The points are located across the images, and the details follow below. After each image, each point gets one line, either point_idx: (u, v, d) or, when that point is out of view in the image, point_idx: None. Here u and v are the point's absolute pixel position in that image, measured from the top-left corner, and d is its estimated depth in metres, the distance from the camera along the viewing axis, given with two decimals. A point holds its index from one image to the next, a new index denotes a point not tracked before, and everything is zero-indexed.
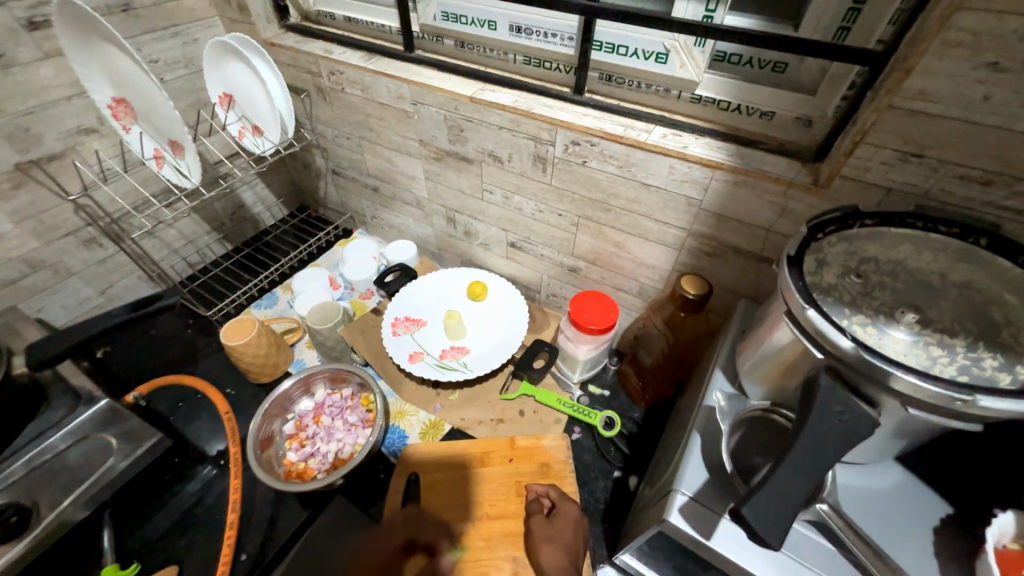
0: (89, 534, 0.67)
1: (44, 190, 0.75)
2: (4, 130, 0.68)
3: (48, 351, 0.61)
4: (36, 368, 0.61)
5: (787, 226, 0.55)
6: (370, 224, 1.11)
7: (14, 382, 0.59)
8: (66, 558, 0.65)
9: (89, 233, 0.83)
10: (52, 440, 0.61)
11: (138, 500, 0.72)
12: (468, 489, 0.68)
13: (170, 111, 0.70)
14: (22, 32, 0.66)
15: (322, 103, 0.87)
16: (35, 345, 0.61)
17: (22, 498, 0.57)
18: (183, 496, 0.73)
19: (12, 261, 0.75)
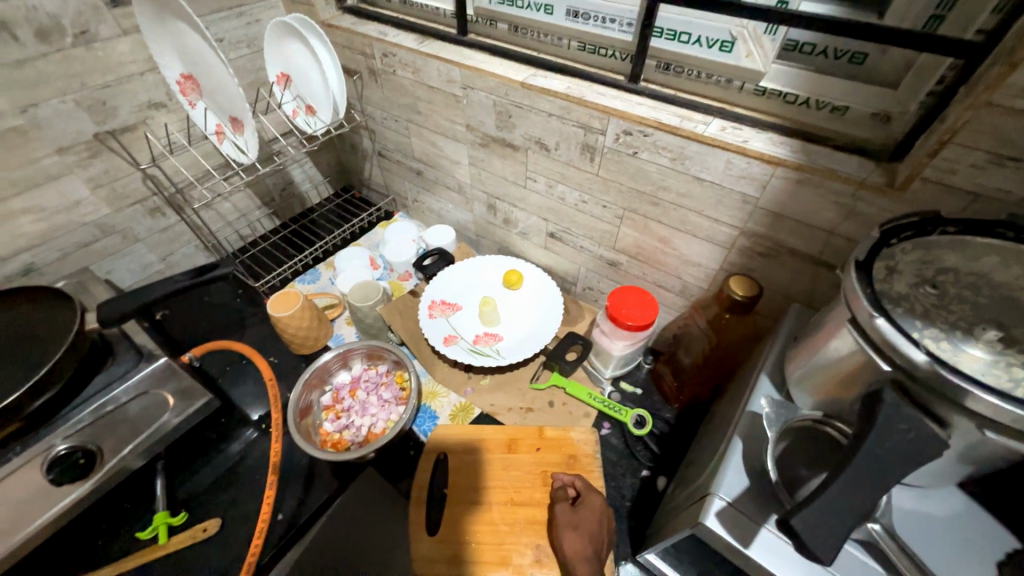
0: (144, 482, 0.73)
1: (118, 160, 0.80)
2: (85, 102, 0.73)
3: (116, 311, 0.66)
4: (105, 326, 0.66)
5: (852, 229, 0.52)
6: (411, 207, 1.13)
7: (86, 337, 0.64)
8: (124, 501, 0.71)
9: (154, 203, 0.88)
10: (116, 392, 0.64)
11: (187, 454, 0.77)
12: (495, 474, 0.69)
13: (234, 88, 0.73)
14: (104, 10, 0.70)
15: (374, 85, 0.88)
16: (105, 305, 0.66)
17: (89, 442, 0.62)
18: (227, 454, 0.78)
19: (87, 225, 0.81)
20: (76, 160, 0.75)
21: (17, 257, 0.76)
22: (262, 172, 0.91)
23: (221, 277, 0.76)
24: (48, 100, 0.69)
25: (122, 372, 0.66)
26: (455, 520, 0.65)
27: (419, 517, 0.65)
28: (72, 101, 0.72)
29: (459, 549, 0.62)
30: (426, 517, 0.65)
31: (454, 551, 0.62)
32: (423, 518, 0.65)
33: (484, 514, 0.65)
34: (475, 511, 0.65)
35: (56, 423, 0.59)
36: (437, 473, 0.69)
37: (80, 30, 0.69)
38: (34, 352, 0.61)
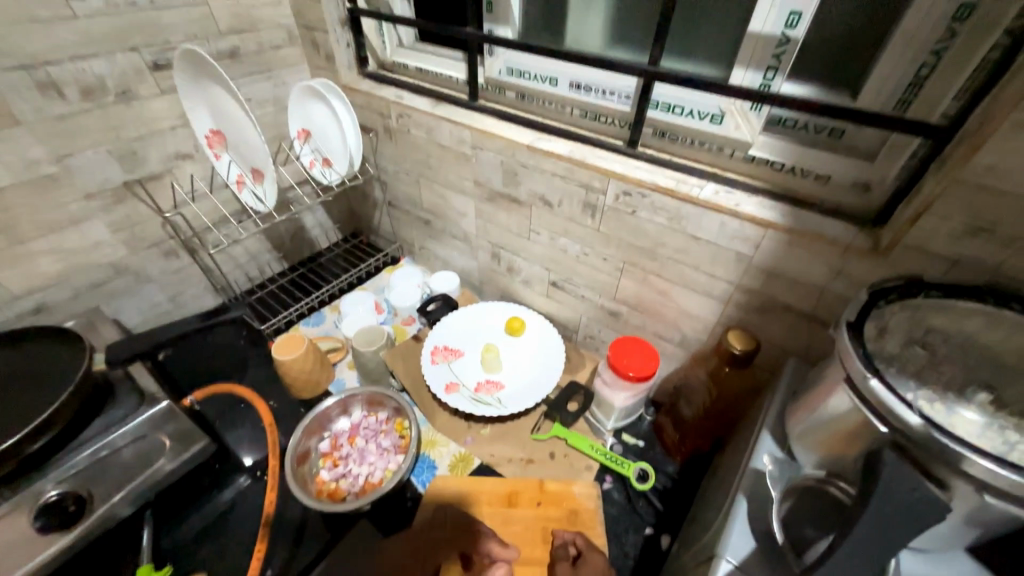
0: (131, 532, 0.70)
1: (141, 206, 0.84)
2: (116, 153, 0.78)
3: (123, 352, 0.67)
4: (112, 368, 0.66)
5: (842, 288, 0.55)
6: (417, 254, 1.17)
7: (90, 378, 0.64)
8: (107, 552, 0.68)
9: (170, 246, 0.91)
10: (114, 436, 0.64)
11: (178, 501, 0.75)
12: (494, 529, 0.67)
13: (258, 144, 0.78)
14: (146, 72, 0.76)
15: (388, 141, 0.94)
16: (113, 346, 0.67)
17: (80, 488, 0.60)
18: (218, 502, 0.76)
19: (103, 266, 0.84)
20: (101, 205, 0.79)
21: (31, 296, 0.77)
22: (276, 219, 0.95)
23: (229, 319, 0.77)
24: (83, 150, 0.74)
25: (122, 414, 0.66)
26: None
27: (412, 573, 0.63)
28: (105, 152, 0.76)
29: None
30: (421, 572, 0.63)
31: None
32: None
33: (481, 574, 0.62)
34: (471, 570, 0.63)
35: (50, 466, 0.58)
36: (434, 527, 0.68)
37: (123, 89, 0.74)
38: (37, 393, 0.61)
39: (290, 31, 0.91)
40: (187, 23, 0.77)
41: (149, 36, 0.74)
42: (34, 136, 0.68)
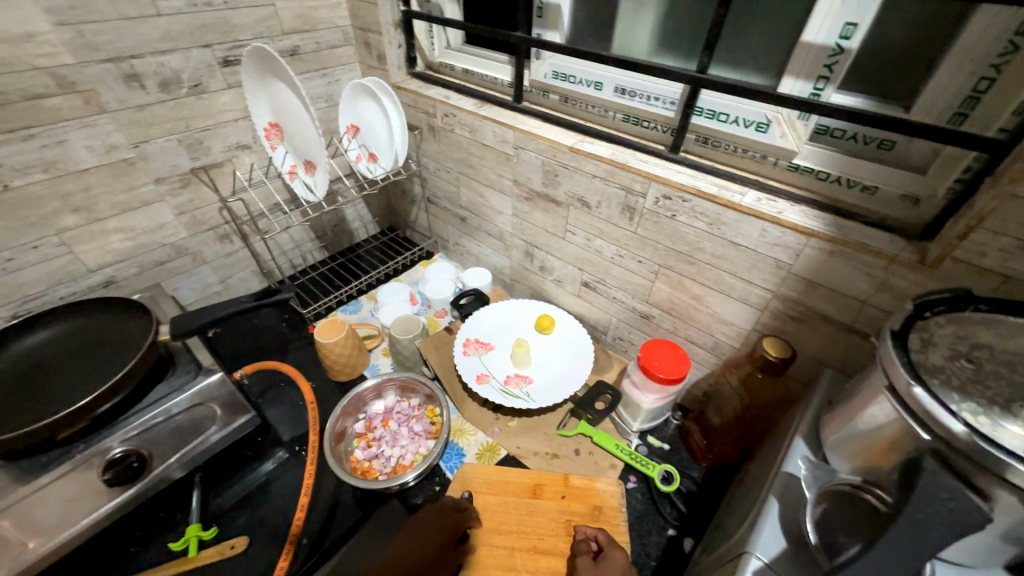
0: (180, 493, 0.75)
1: (202, 191, 0.90)
2: (185, 141, 0.84)
3: (185, 326, 0.72)
4: (175, 339, 0.71)
5: (886, 299, 0.55)
6: (451, 249, 1.20)
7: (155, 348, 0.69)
8: (160, 509, 0.73)
9: (225, 230, 0.97)
10: (173, 402, 0.68)
11: (223, 468, 0.79)
12: (516, 521, 0.68)
13: (315, 138, 0.83)
14: (217, 68, 0.82)
15: (432, 139, 0.98)
16: (178, 320, 0.72)
17: (143, 447, 0.65)
18: (259, 472, 0.79)
19: (165, 246, 0.90)
20: (169, 189, 0.85)
21: (102, 270, 0.84)
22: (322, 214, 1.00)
23: (278, 300, 0.81)
24: (157, 138, 0.80)
25: (182, 383, 0.70)
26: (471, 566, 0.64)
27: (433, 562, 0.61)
28: (176, 140, 0.82)
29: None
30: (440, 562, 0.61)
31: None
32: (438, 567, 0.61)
33: (504, 562, 0.64)
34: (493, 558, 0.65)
35: (116, 426, 0.64)
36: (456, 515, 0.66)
37: (195, 83, 0.80)
38: (107, 359, 0.66)
39: (345, 32, 0.96)
40: (255, 23, 0.83)
41: (221, 34, 0.80)
42: (116, 123, 0.74)
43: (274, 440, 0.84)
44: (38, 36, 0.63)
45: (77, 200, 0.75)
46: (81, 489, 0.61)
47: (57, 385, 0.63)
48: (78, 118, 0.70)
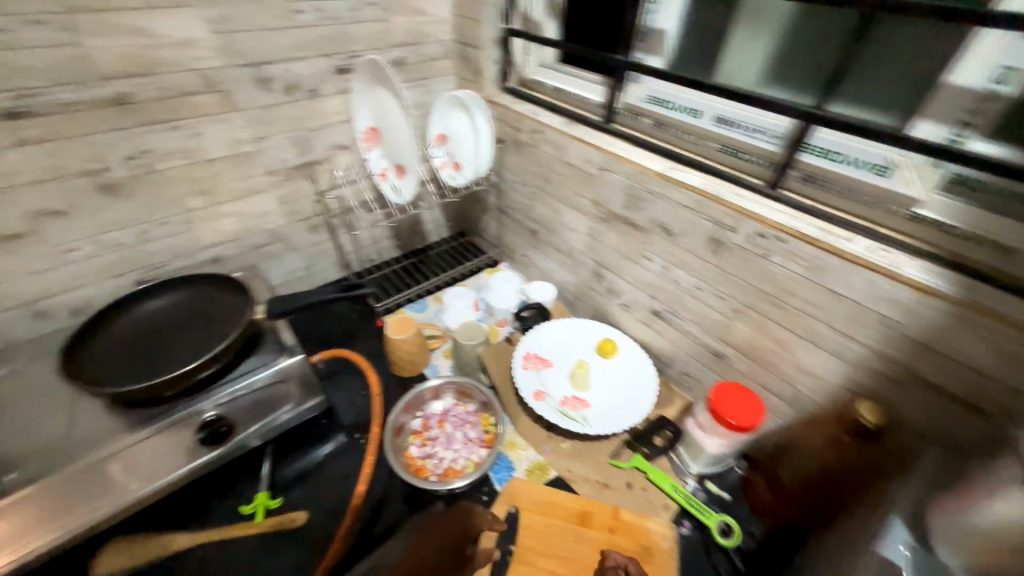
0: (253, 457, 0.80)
1: (302, 185, 0.98)
2: (296, 139, 0.92)
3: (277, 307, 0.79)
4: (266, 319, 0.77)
5: (1017, 377, 0.48)
6: (517, 261, 1.21)
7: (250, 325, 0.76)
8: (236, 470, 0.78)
9: (316, 221, 1.05)
10: (258, 377, 0.73)
11: (292, 438, 0.83)
12: (552, 547, 0.67)
13: (410, 145, 0.88)
14: (332, 75, 0.89)
15: (515, 153, 1.00)
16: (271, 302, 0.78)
17: (228, 415, 0.71)
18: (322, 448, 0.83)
19: (265, 231, 0.99)
20: (276, 181, 0.94)
21: (212, 248, 0.93)
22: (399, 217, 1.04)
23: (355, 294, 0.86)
24: (274, 135, 0.88)
25: (268, 360, 0.76)
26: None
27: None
28: (289, 137, 0.90)
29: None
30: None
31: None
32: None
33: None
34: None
35: (211, 392, 0.71)
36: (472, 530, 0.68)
37: (312, 88, 0.88)
38: (210, 330, 0.74)
39: (446, 46, 1.01)
40: (371, 36, 0.90)
41: (340, 45, 0.87)
42: (244, 120, 0.83)
43: (337, 422, 0.86)
44: (196, 42, 0.73)
45: (203, 184, 0.85)
46: (172, 443, 0.67)
47: (170, 347, 0.72)
48: (215, 114, 0.80)
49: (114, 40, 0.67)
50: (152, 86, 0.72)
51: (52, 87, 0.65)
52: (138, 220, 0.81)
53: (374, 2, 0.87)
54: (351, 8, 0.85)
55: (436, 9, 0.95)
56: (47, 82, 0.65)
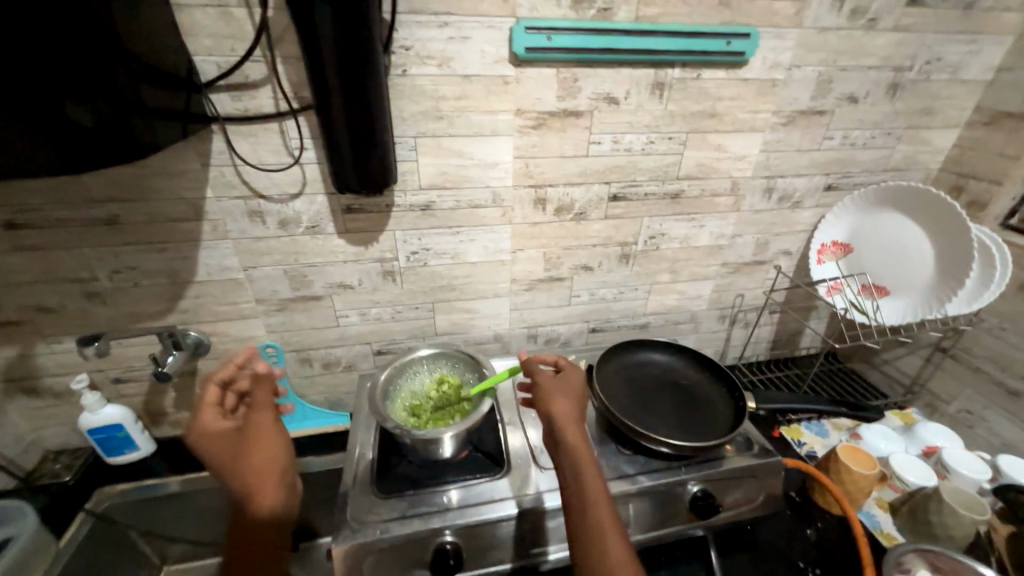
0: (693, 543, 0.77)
1: (738, 278, 1.03)
2: (759, 240, 0.98)
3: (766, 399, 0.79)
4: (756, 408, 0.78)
5: None
6: (944, 414, 1.00)
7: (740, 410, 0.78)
8: (678, 548, 0.77)
9: (726, 312, 1.08)
10: (742, 465, 0.74)
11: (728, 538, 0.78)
12: (558, 397, 0.67)
13: (925, 264, 0.85)
14: (819, 191, 0.93)
15: (1019, 299, 0.85)
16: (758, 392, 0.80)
17: (711, 492, 0.72)
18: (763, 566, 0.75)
19: (687, 311, 1.06)
20: (723, 271, 1.01)
21: (646, 316, 1.04)
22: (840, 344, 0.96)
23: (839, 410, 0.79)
24: (746, 234, 0.96)
25: (747, 451, 0.76)
26: (563, 454, 0.62)
27: (276, 470, 0.62)
28: (754, 238, 0.97)
29: (605, 500, 0.58)
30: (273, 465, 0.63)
31: (606, 494, 0.58)
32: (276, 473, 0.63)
33: (584, 450, 0.62)
34: (576, 445, 0.62)
35: (704, 465, 0.73)
36: (206, 432, 0.62)
37: (799, 200, 0.94)
38: (702, 405, 0.80)
39: (928, 174, 0.98)
40: (872, 161, 0.92)
41: (842, 167, 0.91)
42: (737, 220, 0.94)
43: (766, 536, 0.79)
44: (746, 158, 0.86)
45: (678, 264, 0.97)
46: (655, 504, 0.71)
47: (667, 410, 0.79)
48: (723, 212, 0.92)
49: (701, 152, 0.83)
50: (701, 187, 0.88)
51: (648, 181, 0.85)
52: (623, 283, 0.97)
53: (892, 133, 0.89)
54: (870, 137, 0.89)
55: (940, 141, 0.93)
56: (647, 178, 0.84)
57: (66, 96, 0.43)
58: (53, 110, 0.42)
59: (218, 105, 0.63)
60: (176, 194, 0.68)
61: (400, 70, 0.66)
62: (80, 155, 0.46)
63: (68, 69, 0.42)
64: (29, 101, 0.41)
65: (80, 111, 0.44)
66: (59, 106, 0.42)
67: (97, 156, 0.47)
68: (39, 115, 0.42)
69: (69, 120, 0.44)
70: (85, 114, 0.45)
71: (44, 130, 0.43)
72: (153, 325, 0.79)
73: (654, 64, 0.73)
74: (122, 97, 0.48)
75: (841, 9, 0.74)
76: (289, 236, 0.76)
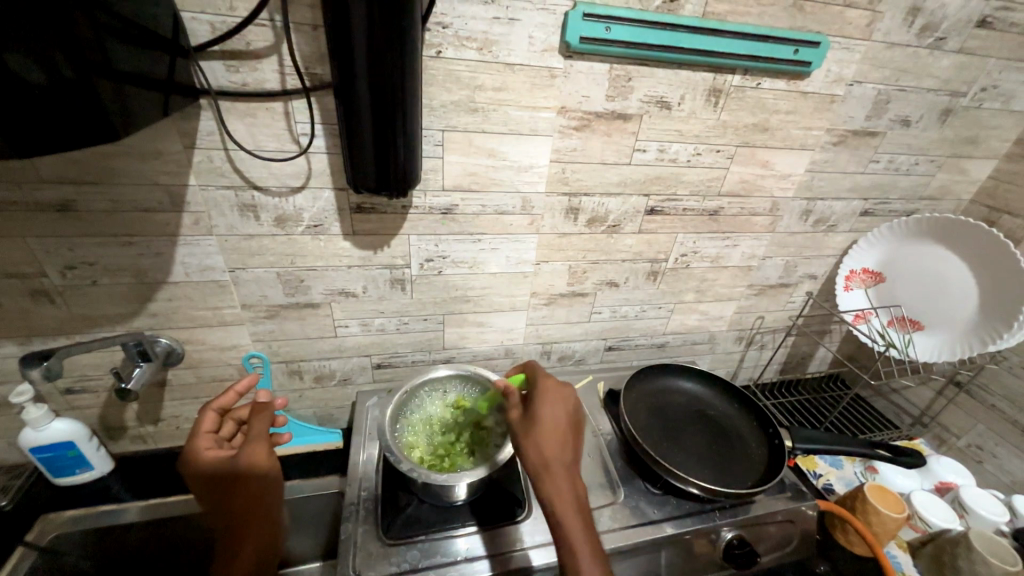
0: None
1: (762, 301, 0.98)
2: (789, 263, 0.93)
3: (799, 438, 0.75)
4: (790, 448, 0.74)
5: None
6: (953, 448, 1.00)
7: (773, 449, 0.73)
8: None
9: (744, 334, 1.04)
10: (773, 510, 0.70)
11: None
12: (538, 451, 0.53)
13: (958, 301, 0.85)
14: (855, 216, 0.89)
15: None
16: (791, 430, 0.76)
17: (743, 540, 0.67)
18: None
19: (707, 331, 1.00)
20: (749, 293, 0.96)
21: (665, 335, 0.98)
22: (864, 376, 0.94)
23: (870, 451, 0.76)
24: (777, 256, 0.91)
25: (778, 494, 0.72)
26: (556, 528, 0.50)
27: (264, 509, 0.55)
28: (785, 260, 0.93)
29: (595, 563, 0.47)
30: (262, 502, 0.55)
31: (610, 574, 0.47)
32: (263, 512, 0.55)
33: (577, 520, 0.50)
34: (569, 522, 0.49)
35: (734, 511, 0.68)
36: (197, 464, 0.55)
37: (833, 224, 0.89)
38: (732, 442, 0.75)
39: (959, 204, 0.95)
40: (911, 188, 0.88)
41: (881, 192, 0.87)
42: (771, 242, 0.89)
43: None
44: (791, 177, 0.80)
45: (704, 284, 0.91)
46: (681, 555, 0.65)
47: (695, 444, 0.74)
48: (758, 233, 0.86)
49: (747, 168, 0.77)
50: (741, 205, 0.82)
51: (689, 196, 0.78)
52: (648, 300, 0.91)
53: (934, 160, 0.86)
54: (913, 163, 0.85)
55: (977, 171, 0.90)
56: (688, 193, 0.77)
57: (1, 40, 0.30)
58: None
59: (210, 77, 0.52)
60: (148, 178, 0.56)
61: (435, 51, 0.56)
62: (26, 129, 0.34)
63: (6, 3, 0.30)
64: None
65: (28, 67, 0.32)
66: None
67: (50, 133, 0.35)
68: None
69: (11, 73, 0.31)
70: (34, 69, 0.32)
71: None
72: (116, 332, 0.67)
73: (713, 69, 0.65)
74: (90, 54, 0.36)
75: (913, 24, 0.68)
76: (286, 236, 0.65)
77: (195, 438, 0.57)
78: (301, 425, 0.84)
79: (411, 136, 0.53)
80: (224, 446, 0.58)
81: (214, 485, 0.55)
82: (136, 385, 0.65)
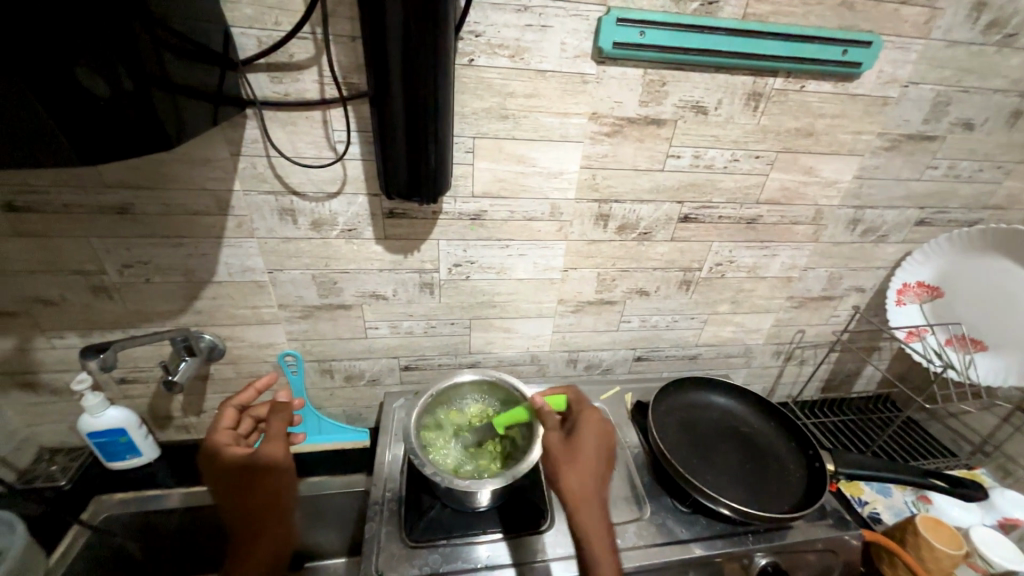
0: None
1: (803, 313, 0.93)
2: (833, 275, 0.88)
3: (843, 462, 0.70)
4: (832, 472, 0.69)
5: None
6: (1020, 481, 0.91)
7: (813, 472, 0.69)
8: None
9: (783, 348, 0.99)
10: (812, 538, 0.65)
11: None
12: (580, 481, 0.53)
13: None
14: (909, 226, 0.83)
15: None
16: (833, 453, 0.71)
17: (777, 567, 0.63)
18: None
19: (742, 344, 0.96)
20: (788, 305, 0.91)
21: (696, 346, 0.95)
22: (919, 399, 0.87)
23: (923, 480, 0.70)
24: (821, 267, 0.87)
25: (818, 521, 0.67)
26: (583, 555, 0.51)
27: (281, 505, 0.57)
28: (829, 271, 0.88)
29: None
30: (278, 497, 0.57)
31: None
32: (277, 508, 0.57)
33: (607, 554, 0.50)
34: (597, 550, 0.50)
35: (769, 536, 0.65)
36: (218, 459, 0.58)
37: (884, 234, 0.84)
38: (768, 462, 0.71)
39: None
40: (974, 196, 0.82)
41: (939, 201, 0.81)
42: (814, 252, 0.84)
43: None
44: (837, 184, 0.76)
45: (740, 295, 0.88)
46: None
47: (727, 462, 0.71)
48: (800, 242, 0.82)
49: (788, 175, 0.73)
50: (781, 213, 0.78)
51: (724, 203, 0.75)
52: (680, 310, 0.88)
53: (1001, 167, 0.79)
54: (976, 170, 0.78)
55: None
56: (724, 200, 0.75)
57: (71, 56, 0.33)
58: (59, 73, 0.33)
59: (256, 88, 0.55)
60: (198, 184, 0.60)
61: (467, 60, 0.56)
62: (93, 139, 0.36)
63: (78, 23, 0.33)
64: (31, 59, 0.32)
65: (95, 80, 0.35)
66: (69, 70, 0.33)
67: (113, 143, 0.38)
68: (40, 80, 0.32)
69: (81, 88, 0.34)
70: (100, 83, 0.35)
71: (36, 105, 0.33)
72: (165, 327, 0.72)
73: (753, 72, 0.63)
74: (149, 68, 0.38)
75: (978, 20, 0.63)
76: (321, 239, 0.68)
77: (215, 435, 0.60)
78: (331, 422, 0.86)
79: (442, 143, 0.54)
80: (242, 442, 0.62)
81: (232, 479, 0.57)
82: (181, 378, 0.69)
